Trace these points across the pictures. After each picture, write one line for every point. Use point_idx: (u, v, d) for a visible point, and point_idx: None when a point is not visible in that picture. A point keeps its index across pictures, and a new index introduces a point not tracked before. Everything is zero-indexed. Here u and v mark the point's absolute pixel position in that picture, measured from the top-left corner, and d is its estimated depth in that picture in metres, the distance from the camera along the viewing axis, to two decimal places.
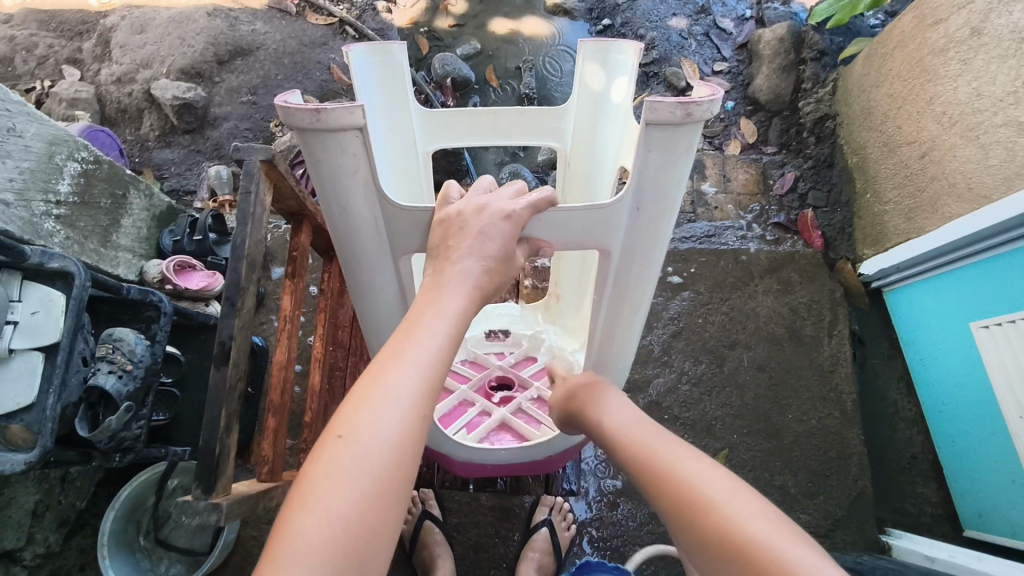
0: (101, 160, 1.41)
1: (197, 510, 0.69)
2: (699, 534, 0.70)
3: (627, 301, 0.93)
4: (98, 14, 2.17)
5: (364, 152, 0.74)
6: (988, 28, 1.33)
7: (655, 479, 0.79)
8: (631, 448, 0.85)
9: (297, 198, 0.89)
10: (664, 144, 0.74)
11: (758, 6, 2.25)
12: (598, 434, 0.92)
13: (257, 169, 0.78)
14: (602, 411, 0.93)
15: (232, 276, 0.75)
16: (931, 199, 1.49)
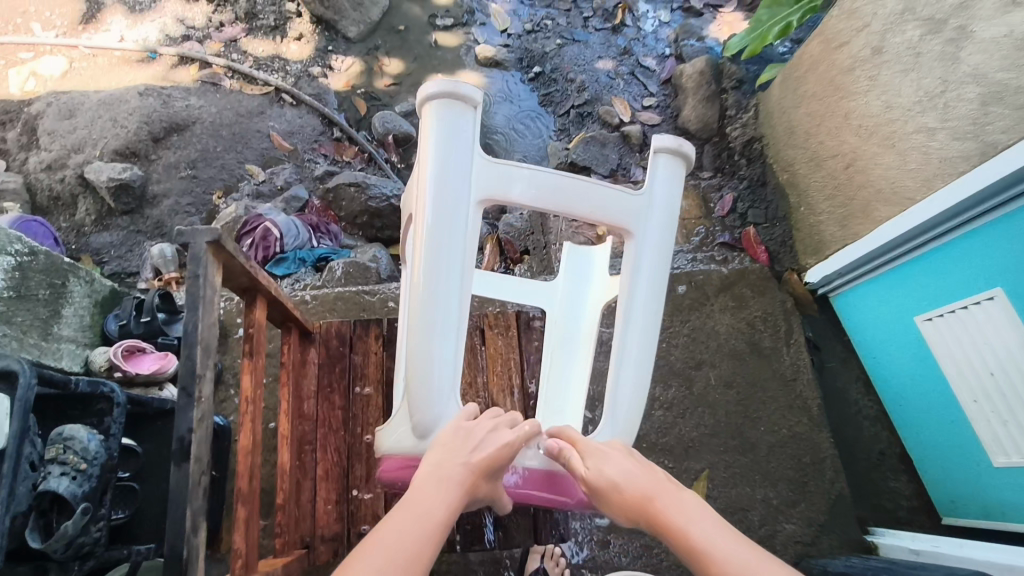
0: (37, 250, 1.35)
1: None
2: None
3: (648, 294, 0.99)
4: (22, 103, 2.10)
5: (474, 125, 0.92)
6: (886, 46, 1.44)
7: None
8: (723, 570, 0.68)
9: (249, 273, 0.86)
10: (673, 165, 1.00)
11: (676, 44, 2.35)
12: (677, 543, 0.74)
13: (205, 251, 0.76)
14: (686, 519, 0.74)
15: (187, 364, 0.73)
16: (861, 206, 1.58)
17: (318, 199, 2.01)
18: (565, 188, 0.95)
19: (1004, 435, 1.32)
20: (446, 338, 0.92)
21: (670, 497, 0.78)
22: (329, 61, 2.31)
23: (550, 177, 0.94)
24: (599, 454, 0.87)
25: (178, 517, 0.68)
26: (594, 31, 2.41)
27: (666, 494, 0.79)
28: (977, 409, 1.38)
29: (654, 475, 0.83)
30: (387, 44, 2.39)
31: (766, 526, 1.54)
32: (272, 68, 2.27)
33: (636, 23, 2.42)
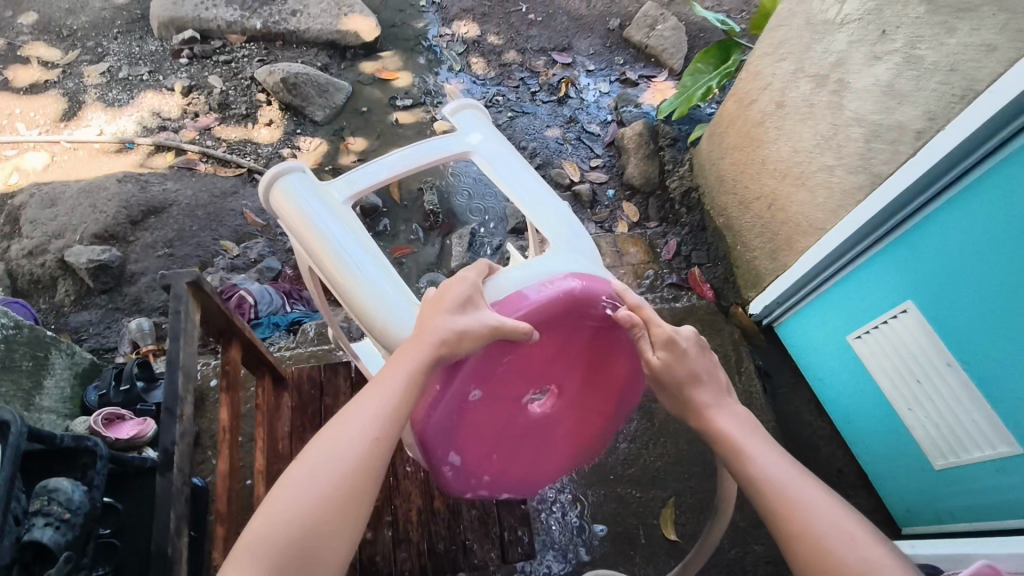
0: (21, 324, 1.42)
1: None
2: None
3: (529, 184, 1.12)
4: (4, 196, 2.22)
5: (307, 178, 1.08)
6: (787, 100, 1.66)
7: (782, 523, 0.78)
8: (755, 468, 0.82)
9: (226, 314, 0.97)
10: (461, 106, 1.20)
11: (616, 110, 2.60)
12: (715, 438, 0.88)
13: (185, 291, 0.87)
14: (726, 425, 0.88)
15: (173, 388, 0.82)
16: (786, 239, 1.76)
17: (291, 269, 2.13)
18: (409, 163, 1.11)
19: (939, 439, 1.44)
20: (385, 289, 0.98)
21: (723, 411, 0.89)
22: (297, 143, 2.49)
23: (391, 162, 1.11)
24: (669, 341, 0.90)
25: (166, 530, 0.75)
26: (541, 104, 2.64)
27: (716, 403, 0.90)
28: (913, 417, 1.49)
29: (711, 376, 0.92)
30: (352, 125, 2.59)
31: (736, 548, 1.59)
32: (244, 151, 2.43)
33: (579, 95, 2.67)
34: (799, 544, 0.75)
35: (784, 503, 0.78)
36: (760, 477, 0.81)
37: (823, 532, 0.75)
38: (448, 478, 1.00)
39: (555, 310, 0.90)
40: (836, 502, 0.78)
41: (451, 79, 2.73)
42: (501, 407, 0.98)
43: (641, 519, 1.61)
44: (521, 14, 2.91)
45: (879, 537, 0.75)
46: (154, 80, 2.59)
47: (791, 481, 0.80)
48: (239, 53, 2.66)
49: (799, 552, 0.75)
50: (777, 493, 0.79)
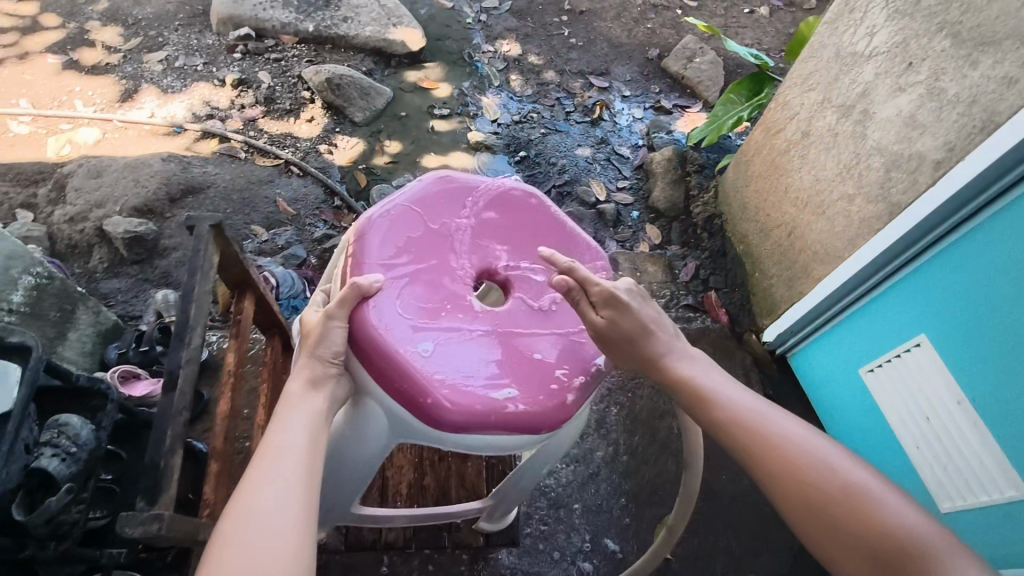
0: (54, 275, 1.49)
1: (139, 521, 0.78)
2: (767, 479, 0.86)
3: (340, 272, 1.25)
4: (55, 165, 2.33)
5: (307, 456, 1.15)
6: (812, 130, 1.68)
7: (734, 437, 0.90)
8: (705, 395, 0.94)
9: (241, 265, 1.09)
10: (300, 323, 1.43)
11: (647, 136, 2.65)
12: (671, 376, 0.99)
13: (205, 233, 0.99)
14: (681, 366, 0.99)
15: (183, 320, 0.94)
16: (803, 267, 1.76)
17: (314, 258, 2.19)
18: None
19: (946, 480, 1.39)
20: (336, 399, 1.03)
21: (690, 365, 1.00)
22: (335, 140, 2.58)
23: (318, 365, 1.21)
24: (609, 300, 1.00)
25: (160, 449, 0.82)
26: (575, 123, 2.70)
27: (684, 359, 1.00)
28: (920, 456, 1.45)
29: (654, 330, 1.01)
30: (389, 129, 2.67)
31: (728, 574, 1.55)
32: (284, 143, 2.53)
33: (612, 118, 2.73)
34: (778, 469, 0.84)
35: (763, 435, 0.87)
36: (725, 416, 0.91)
37: (798, 454, 0.84)
38: (537, 410, 0.97)
39: (379, 251, 1.04)
40: (809, 430, 0.88)
41: (488, 93, 2.82)
42: (458, 319, 1.02)
43: (634, 532, 1.58)
44: (563, 38, 3.00)
45: (851, 459, 0.84)
46: (207, 71, 2.72)
47: (770, 417, 0.90)
48: (289, 52, 2.79)
49: (776, 473, 0.85)
50: (725, 414, 0.91)
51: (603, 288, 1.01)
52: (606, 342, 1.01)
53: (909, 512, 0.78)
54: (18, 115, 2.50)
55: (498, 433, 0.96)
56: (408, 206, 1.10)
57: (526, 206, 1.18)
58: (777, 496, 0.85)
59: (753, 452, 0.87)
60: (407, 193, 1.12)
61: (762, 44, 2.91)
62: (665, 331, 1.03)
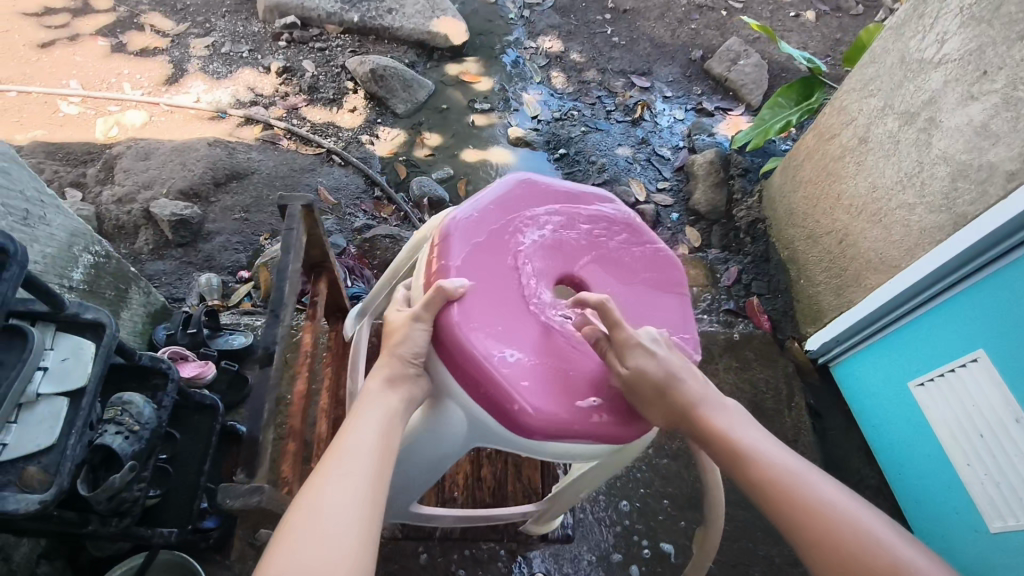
0: (111, 255, 1.51)
1: (239, 493, 0.83)
2: (815, 556, 0.78)
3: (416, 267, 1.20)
4: (103, 146, 2.37)
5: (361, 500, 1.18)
6: (870, 136, 1.66)
7: (781, 509, 0.81)
8: (749, 457, 0.86)
9: (322, 247, 1.24)
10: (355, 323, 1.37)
11: (688, 138, 2.62)
12: (714, 435, 0.90)
13: (297, 212, 1.12)
14: (724, 423, 0.91)
15: (278, 293, 1.04)
16: (854, 276, 1.73)
17: (354, 248, 2.18)
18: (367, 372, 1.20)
19: (998, 498, 1.35)
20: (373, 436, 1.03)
21: (720, 414, 0.92)
22: (376, 132, 2.59)
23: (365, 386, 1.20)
24: (631, 348, 0.95)
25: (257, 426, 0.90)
26: (615, 122, 2.69)
27: (712, 406, 0.93)
28: (971, 473, 1.42)
29: (681, 375, 0.95)
30: (430, 121, 2.68)
31: None
32: (327, 132, 2.55)
33: (653, 118, 2.71)
34: (819, 537, 0.78)
35: (804, 499, 0.80)
36: (772, 481, 0.83)
37: (845, 527, 0.77)
38: (618, 424, 0.95)
39: (465, 253, 1.01)
40: (850, 496, 0.81)
41: (529, 89, 2.82)
42: (537, 329, 1.00)
43: (672, 536, 1.57)
44: (606, 36, 2.99)
45: (897, 531, 0.78)
46: (252, 58, 2.75)
47: (810, 478, 0.83)
48: (333, 42, 2.81)
49: (827, 551, 0.77)
50: (771, 479, 0.83)
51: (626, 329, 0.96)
52: (629, 389, 0.94)
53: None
54: (68, 96, 2.54)
55: (577, 441, 0.94)
56: (490, 209, 1.08)
57: (607, 214, 1.15)
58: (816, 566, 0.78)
59: (791, 517, 0.80)
60: (489, 195, 1.09)
61: (807, 49, 2.87)
62: (694, 376, 0.96)
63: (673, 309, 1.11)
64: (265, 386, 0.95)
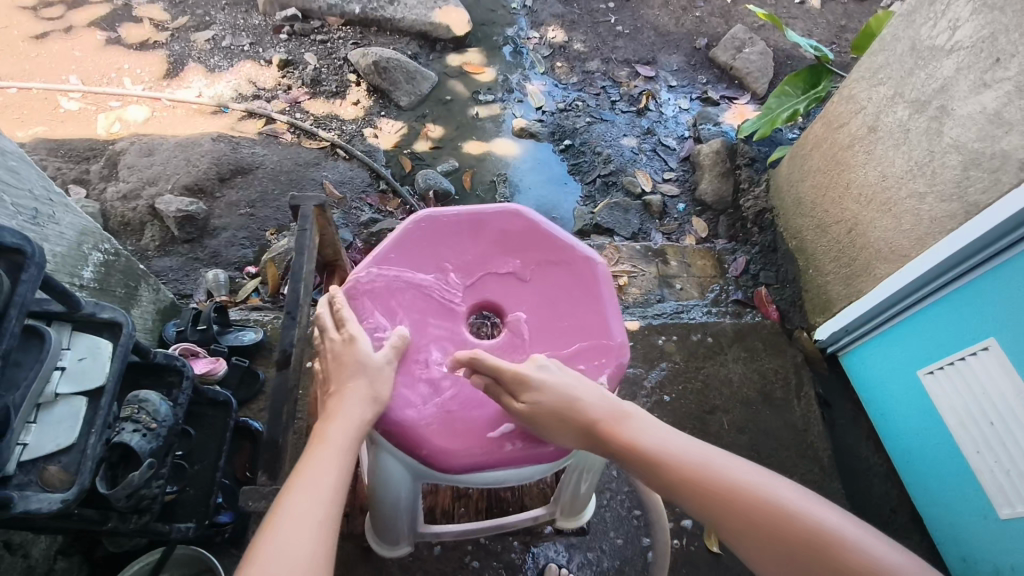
0: (120, 252, 1.51)
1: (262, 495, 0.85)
2: (741, 537, 0.81)
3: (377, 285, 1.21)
4: (106, 142, 2.35)
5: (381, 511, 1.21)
6: (880, 125, 1.65)
7: (701, 502, 0.84)
8: (660, 460, 0.87)
9: (335, 245, 1.25)
10: None
11: (694, 127, 2.61)
12: (621, 448, 0.90)
13: (310, 213, 1.12)
14: (627, 433, 0.90)
15: (293, 295, 1.04)
16: (863, 265, 1.73)
17: (361, 242, 2.16)
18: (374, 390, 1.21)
19: (1008, 484, 1.36)
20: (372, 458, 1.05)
21: (623, 423, 0.92)
22: (379, 124, 2.58)
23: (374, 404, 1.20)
24: (523, 383, 0.92)
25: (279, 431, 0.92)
26: (620, 113, 2.67)
27: (612, 417, 0.92)
28: (981, 460, 1.42)
29: (578, 395, 0.93)
30: (434, 113, 2.67)
31: None
32: (330, 126, 2.53)
33: (658, 108, 2.70)
34: (737, 515, 0.81)
35: (712, 483, 0.84)
36: (687, 477, 0.85)
37: (759, 503, 0.81)
38: (536, 448, 0.95)
39: (366, 307, 1.03)
40: (742, 465, 0.86)
41: (533, 80, 2.80)
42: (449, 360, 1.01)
43: (684, 527, 1.57)
44: (609, 25, 2.97)
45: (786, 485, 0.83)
46: (254, 51, 2.73)
47: (709, 458, 0.87)
48: (335, 34, 2.79)
49: (750, 532, 0.80)
50: (684, 478, 0.85)
51: (509, 370, 0.93)
52: (531, 423, 0.92)
53: (855, 528, 0.78)
54: (69, 92, 2.52)
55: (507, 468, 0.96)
56: (388, 253, 1.08)
57: (506, 228, 1.12)
58: (739, 544, 0.82)
59: (710, 506, 0.83)
60: (386, 240, 1.09)
61: (813, 36, 2.85)
62: (588, 388, 0.95)
63: (593, 309, 1.07)
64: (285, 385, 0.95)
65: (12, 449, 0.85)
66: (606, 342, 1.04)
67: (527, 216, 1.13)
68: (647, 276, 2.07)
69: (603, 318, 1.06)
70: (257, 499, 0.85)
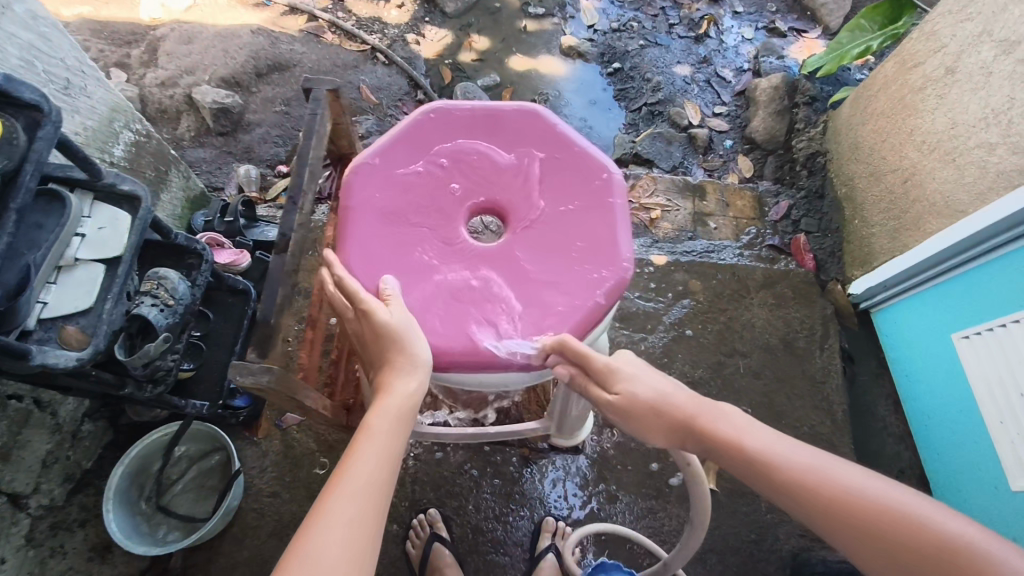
0: (152, 135, 1.51)
1: (251, 371, 0.82)
2: (884, 554, 0.66)
3: None
4: (148, 27, 2.32)
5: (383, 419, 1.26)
6: (960, 66, 1.50)
7: (830, 511, 0.69)
8: (785, 467, 0.72)
9: (349, 136, 1.24)
10: None
11: (755, 60, 2.44)
12: (727, 452, 0.76)
13: (323, 95, 1.08)
14: (734, 429, 0.76)
15: (299, 179, 1.01)
16: (914, 219, 1.63)
17: None
18: None
19: None
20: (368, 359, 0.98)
21: (717, 417, 0.78)
22: (423, 31, 2.49)
23: None
24: (613, 372, 0.84)
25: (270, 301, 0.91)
26: (677, 38, 2.51)
27: (711, 413, 0.79)
28: (1002, 431, 1.37)
29: (675, 391, 0.82)
30: (480, 24, 2.55)
31: (772, 513, 1.56)
32: (372, 28, 2.45)
33: (719, 36, 2.52)
34: (867, 535, 0.67)
35: (832, 494, 0.69)
36: (806, 477, 0.71)
37: (893, 512, 0.67)
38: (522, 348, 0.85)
39: (361, 198, 0.92)
40: (877, 477, 0.71)
41: None
42: (444, 258, 0.90)
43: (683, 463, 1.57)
44: None
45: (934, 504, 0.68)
46: None
47: (831, 467, 0.72)
48: None
49: (893, 546, 0.66)
50: (809, 481, 0.70)
51: (600, 362, 0.83)
52: (624, 417, 0.83)
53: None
54: None
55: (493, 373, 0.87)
56: (393, 142, 0.96)
57: (524, 129, 0.98)
58: (862, 555, 0.68)
59: (831, 517, 0.69)
60: (394, 130, 0.97)
61: None
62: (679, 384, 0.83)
63: (605, 221, 0.92)
64: (282, 267, 0.94)
65: (31, 306, 0.87)
66: (610, 252, 0.90)
67: (547, 118, 0.99)
68: (682, 212, 1.99)
69: (613, 233, 0.91)
70: (246, 375, 0.82)
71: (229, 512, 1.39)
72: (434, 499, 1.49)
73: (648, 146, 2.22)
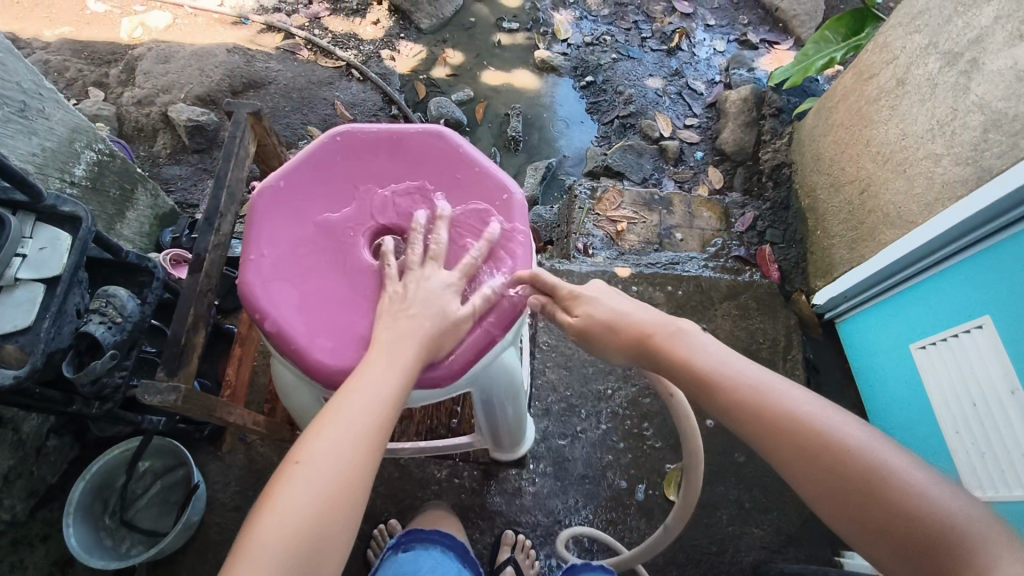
0: (115, 154, 1.54)
1: (158, 390, 0.85)
2: (810, 475, 0.68)
3: None
4: (127, 47, 2.36)
5: None
6: (909, 79, 1.52)
7: (767, 430, 0.71)
8: (731, 390, 0.74)
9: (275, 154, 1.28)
10: None
11: (726, 72, 2.47)
12: (681, 373, 0.79)
13: (244, 118, 1.12)
14: (688, 351, 0.79)
15: (215, 201, 1.03)
16: (870, 229, 1.64)
17: None
18: None
19: (979, 467, 1.30)
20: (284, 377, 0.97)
21: (678, 339, 0.81)
22: (398, 47, 2.53)
23: None
24: (576, 298, 0.89)
25: (183, 316, 0.94)
26: (649, 51, 2.54)
27: (668, 332, 0.82)
28: (958, 441, 1.36)
29: (637, 312, 0.86)
30: (454, 40, 2.59)
31: (733, 525, 1.56)
32: (347, 44, 2.49)
33: (691, 49, 2.55)
34: (787, 443, 0.69)
35: (773, 415, 0.71)
36: (751, 396, 0.73)
37: (829, 438, 0.68)
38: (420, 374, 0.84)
39: (264, 223, 0.92)
40: (830, 407, 0.71)
41: (562, 10, 2.67)
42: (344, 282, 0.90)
43: (644, 475, 1.58)
44: None
45: (868, 428, 0.69)
46: None
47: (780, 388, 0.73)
48: None
49: (820, 462, 0.67)
50: (755, 396, 0.73)
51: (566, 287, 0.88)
52: (585, 338, 0.88)
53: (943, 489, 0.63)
54: None
55: None
56: (299, 166, 0.95)
57: (427, 151, 0.97)
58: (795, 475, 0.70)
59: (771, 437, 0.71)
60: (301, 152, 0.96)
61: None
62: (646, 307, 0.86)
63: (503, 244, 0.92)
64: (196, 286, 0.98)
65: None
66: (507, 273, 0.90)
67: (451, 138, 0.97)
68: (649, 224, 2.01)
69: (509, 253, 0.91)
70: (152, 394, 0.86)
71: (190, 526, 1.40)
72: (394, 512, 1.51)
73: (619, 158, 2.24)
